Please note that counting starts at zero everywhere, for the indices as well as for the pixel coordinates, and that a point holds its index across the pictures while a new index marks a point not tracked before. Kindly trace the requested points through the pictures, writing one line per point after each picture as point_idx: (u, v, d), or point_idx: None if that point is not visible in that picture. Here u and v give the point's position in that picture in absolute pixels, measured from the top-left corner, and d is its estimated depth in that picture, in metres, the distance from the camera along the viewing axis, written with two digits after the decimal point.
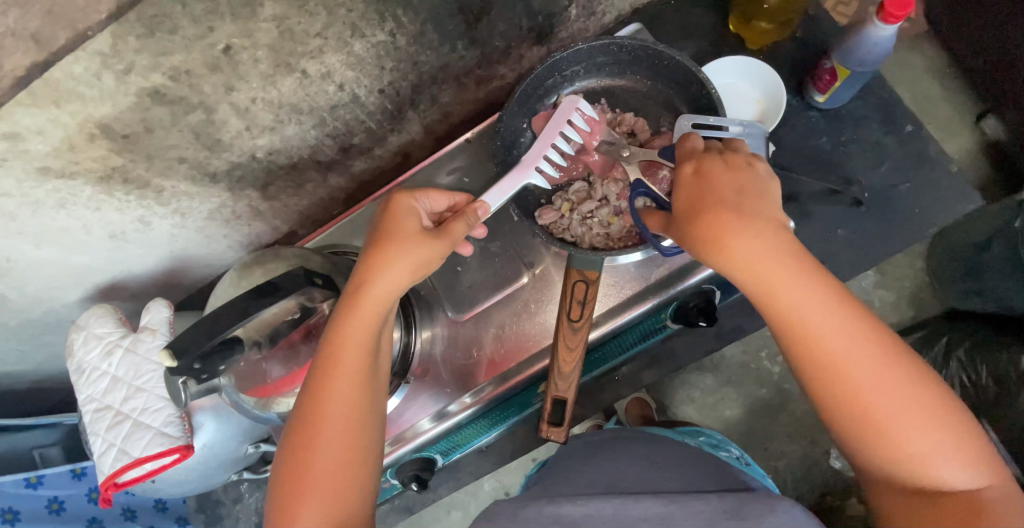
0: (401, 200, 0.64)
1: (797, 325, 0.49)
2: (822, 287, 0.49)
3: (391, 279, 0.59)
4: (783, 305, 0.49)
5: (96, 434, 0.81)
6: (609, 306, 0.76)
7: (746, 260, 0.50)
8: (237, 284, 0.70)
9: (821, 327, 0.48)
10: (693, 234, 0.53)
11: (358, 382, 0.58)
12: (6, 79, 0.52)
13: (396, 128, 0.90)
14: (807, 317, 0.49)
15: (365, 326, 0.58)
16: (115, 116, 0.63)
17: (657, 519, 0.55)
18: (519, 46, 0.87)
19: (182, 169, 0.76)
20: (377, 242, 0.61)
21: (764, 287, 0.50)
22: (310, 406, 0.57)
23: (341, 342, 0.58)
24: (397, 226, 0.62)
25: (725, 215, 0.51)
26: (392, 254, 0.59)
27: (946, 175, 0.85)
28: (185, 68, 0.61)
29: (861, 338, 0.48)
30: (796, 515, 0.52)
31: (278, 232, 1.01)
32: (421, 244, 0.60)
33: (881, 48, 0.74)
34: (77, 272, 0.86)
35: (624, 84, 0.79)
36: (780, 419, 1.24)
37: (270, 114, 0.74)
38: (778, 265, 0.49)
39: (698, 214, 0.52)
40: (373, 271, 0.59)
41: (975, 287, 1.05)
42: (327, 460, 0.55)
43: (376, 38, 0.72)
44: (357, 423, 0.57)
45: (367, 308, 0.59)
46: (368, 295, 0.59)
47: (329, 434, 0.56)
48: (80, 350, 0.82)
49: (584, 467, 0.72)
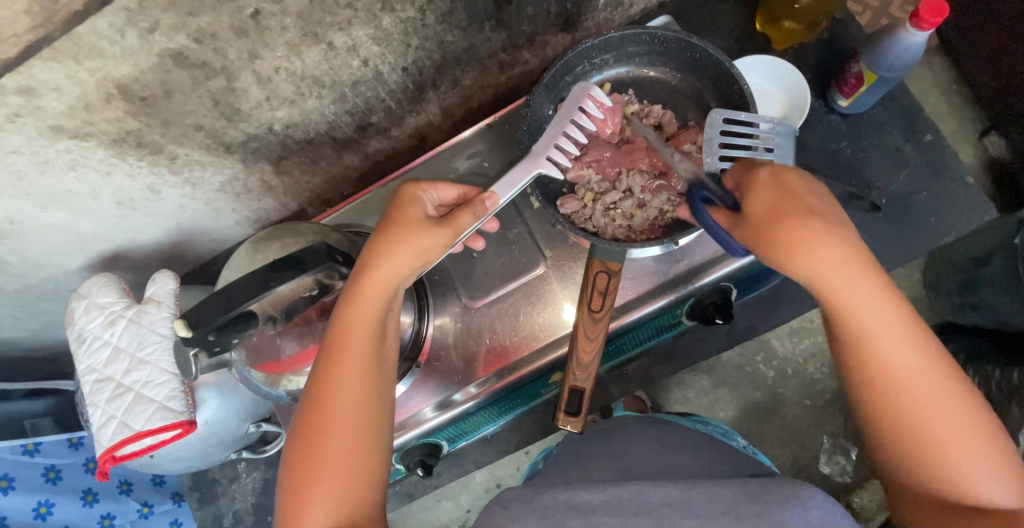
0: (409, 191, 0.63)
1: (866, 336, 0.50)
2: (895, 303, 0.50)
3: (395, 265, 0.58)
4: (858, 316, 0.50)
5: (96, 405, 0.78)
6: (626, 299, 0.75)
7: (823, 269, 0.50)
8: (252, 258, 0.68)
9: (888, 342, 0.49)
10: (763, 241, 0.53)
11: (367, 365, 0.57)
12: (59, 13, 0.51)
13: (415, 109, 0.88)
14: (877, 325, 0.49)
15: (373, 311, 0.58)
16: (135, 76, 0.61)
17: (677, 504, 0.55)
18: (545, 32, 0.86)
19: (198, 137, 0.74)
20: (380, 230, 0.61)
21: (843, 297, 0.50)
22: (318, 389, 0.56)
23: (349, 325, 0.57)
24: (402, 216, 0.61)
25: (809, 222, 0.51)
26: (396, 240, 0.59)
27: (963, 186, 0.86)
28: (211, 30, 0.60)
29: (925, 358, 0.49)
30: (821, 503, 0.54)
31: (286, 210, 0.99)
32: (426, 230, 0.59)
33: (911, 55, 0.74)
34: (81, 239, 0.83)
35: (653, 75, 0.79)
36: (774, 422, 1.25)
37: (291, 86, 0.72)
38: (857, 275, 0.50)
39: (777, 219, 0.52)
40: (376, 258, 0.59)
41: (971, 301, 1.06)
42: (338, 445, 0.54)
43: (405, 14, 0.70)
44: (369, 408, 0.56)
45: (373, 293, 0.58)
46: (372, 280, 0.58)
47: (341, 418, 0.55)
48: (81, 318, 0.80)
49: (597, 456, 0.72)
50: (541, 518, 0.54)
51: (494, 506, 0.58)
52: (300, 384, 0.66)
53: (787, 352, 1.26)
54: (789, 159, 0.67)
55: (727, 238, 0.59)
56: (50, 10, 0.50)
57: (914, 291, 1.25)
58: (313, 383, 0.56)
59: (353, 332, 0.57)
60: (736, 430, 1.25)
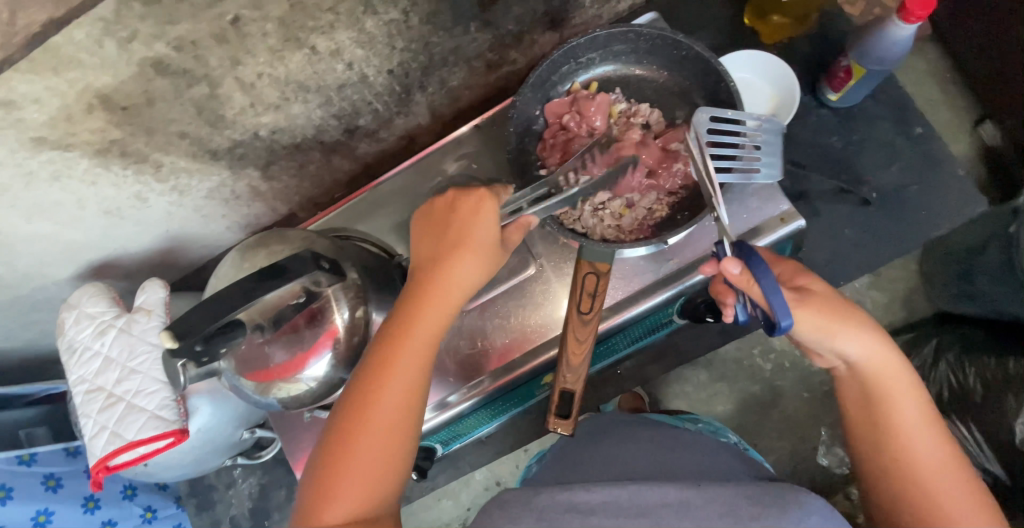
0: (484, 190, 0.62)
1: (894, 417, 0.58)
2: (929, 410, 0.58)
3: (466, 277, 0.61)
4: (893, 405, 0.58)
5: (88, 416, 0.78)
6: (616, 300, 0.75)
7: (869, 357, 0.58)
8: (239, 265, 0.67)
9: (914, 431, 0.57)
10: (827, 314, 0.58)
11: (419, 373, 0.58)
12: (17, 36, 0.48)
13: (403, 111, 0.88)
14: (908, 418, 0.57)
15: (438, 322, 0.60)
16: (116, 86, 0.60)
17: (674, 506, 0.55)
18: (532, 31, 0.85)
19: (183, 144, 0.73)
20: (450, 234, 0.62)
21: (885, 387, 0.58)
22: (365, 386, 0.56)
23: (411, 329, 0.58)
24: (473, 221, 0.61)
25: (862, 327, 0.59)
26: (471, 245, 0.61)
27: (955, 178, 0.85)
28: (190, 38, 0.59)
29: (948, 458, 0.56)
30: (821, 506, 0.53)
31: (277, 214, 0.99)
32: (495, 249, 0.62)
33: (900, 48, 0.73)
34: (70, 248, 0.83)
35: (640, 73, 0.78)
36: (772, 415, 1.25)
37: (275, 91, 0.72)
38: (895, 377, 0.58)
39: (846, 308, 0.59)
40: (451, 266, 0.61)
41: (966, 291, 1.06)
42: (374, 446, 0.54)
43: (388, 16, 0.69)
44: (413, 410, 0.57)
45: (442, 302, 0.60)
46: (443, 289, 0.60)
47: (383, 419, 0.55)
48: (71, 329, 0.80)
49: (593, 455, 0.73)
50: (539, 518, 0.55)
51: (492, 506, 0.58)
52: (291, 391, 0.67)
53: (783, 346, 1.26)
54: (776, 156, 0.69)
55: (785, 301, 0.53)
56: (6, 32, 0.48)
57: (911, 281, 1.25)
58: (359, 377, 0.57)
59: (413, 338, 0.58)
60: (734, 424, 1.25)
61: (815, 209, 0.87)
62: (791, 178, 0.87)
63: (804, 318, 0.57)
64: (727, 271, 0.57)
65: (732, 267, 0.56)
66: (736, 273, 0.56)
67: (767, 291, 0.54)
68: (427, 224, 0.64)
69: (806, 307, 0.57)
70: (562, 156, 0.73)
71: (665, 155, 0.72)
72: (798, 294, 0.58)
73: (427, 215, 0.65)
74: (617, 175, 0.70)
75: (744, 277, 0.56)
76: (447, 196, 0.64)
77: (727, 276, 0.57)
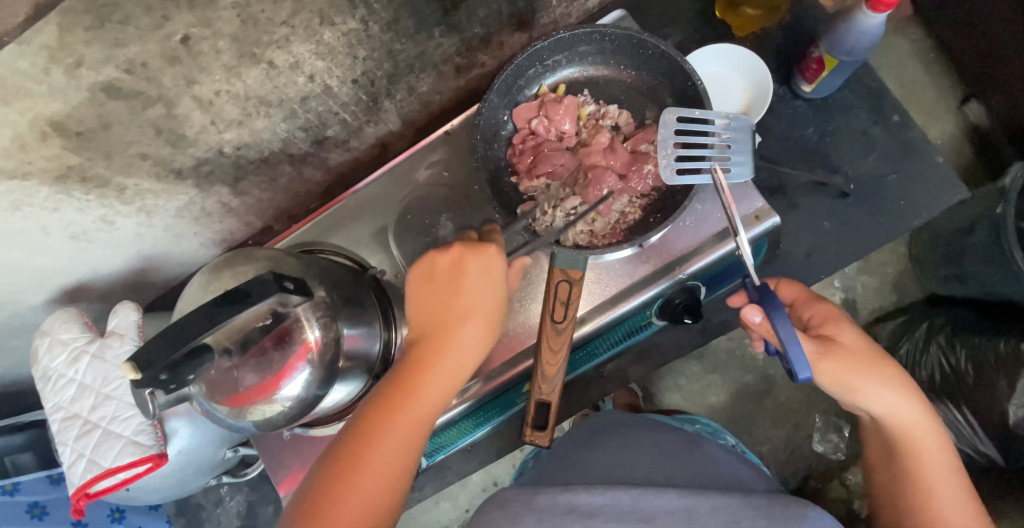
0: (493, 249, 0.63)
1: (922, 470, 0.60)
2: (954, 462, 0.61)
3: (473, 344, 0.63)
4: (921, 457, 0.61)
5: (65, 444, 0.78)
6: (590, 306, 0.73)
7: (891, 412, 0.62)
8: (205, 288, 0.66)
9: (941, 483, 0.60)
10: (849, 368, 0.61)
11: (416, 437, 0.59)
12: None
13: (372, 119, 0.86)
14: (930, 459, 0.61)
15: (444, 387, 0.62)
16: (68, 112, 0.59)
17: (679, 512, 0.56)
18: (500, 32, 0.84)
19: (146, 166, 0.72)
20: (460, 295, 0.63)
21: (912, 439, 0.62)
22: (361, 443, 0.57)
23: (417, 393, 0.60)
24: (483, 285, 0.63)
25: (891, 374, 0.62)
26: (479, 305, 0.64)
27: (934, 165, 0.85)
28: (140, 60, 0.58)
29: (973, 511, 0.59)
30: (824, 520, 0.56)
31: (251, 228, 0.97)
32: (501, 313, 0.65)
33: (869, 38, 0.72)
34: (41, 274, 0.82)
35: (608, 73, 0.76)
36: (765, 405, 1.25)
37: (236, 107, 0.70)
38: (919, 421, 0.62)
39: (873, 362, 0.62)
40: (461, 332, 0.63)
41: (955, 274, 1.05)
42: (359, 506, 0.55)
43: (347, 26, 0.68)
44: (404, 462, 0.58)
45: (449, 368, 0.62)
46: (450, 355, 0.62)
47: (373, 478, 0.56)
48: (45, 357, 0.79)
49: (593, 457, 0.72)
50: (538, 519, 0.54)
51: (491, 505, 0.58)
52: (265, 412, 0.65)
53: None
54: (746, 154, 0.67)
55: (801, 352, 0.57)
56: None
57: (901, 265, 1.24)
58: (355, 433, 0.58)
59: (418, 402, 0.60)
60: (727, 415, 1.25)
61: (794, 202, 0.87)
62: (767, 173, 0.87)
63: (829, 370, 0.61)
64: (747, 318, 0.61)
65: (752, 315, 0.61)
66: (756, 321, 0.61)
67: (784, 341, 0.57)
68: (428, 277, 0.65)
69: (829, 359, 0.61)
70: (531, 162, 0.73)
71: (635, 157, 0.71)
72: (823, 347, 0.62)
73: (429, 267, 0.65)
74: (584, 181, 0.70)
75: (764, 324, 0.61)
76: (451, 251, 0.64)
77: (748, 322, 0.62)
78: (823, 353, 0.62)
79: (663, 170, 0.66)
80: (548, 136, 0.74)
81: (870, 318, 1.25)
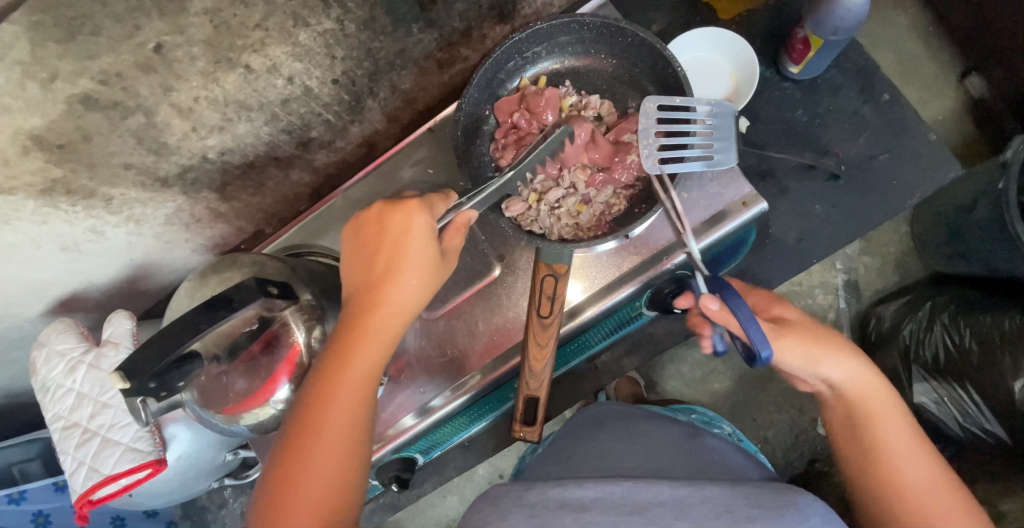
0: (410, 205, 0.58)
1: (877, 433, 0.61)
2: (907, 421, 0.62)
3: (407, 297, 0.59)
4: (875, 421, 0.61)
5: (67, 452, 0.80)
6: (585, 296, 0.73)
7: (845, 379, 0.63)
8: (192, 296, 0.67)
9: (897, 444, 0.60)
10: (806, 342, 0.62)
11: (359, 403, 0.56)
12: None
13: (356, 119, 0.85)
14: (883, 421, 0.61)
15: (381, 344, 0.58)
16: (47, 126, 0.60)
17: (671, 503, 0.56)
18: (480, 25, 0.82)
19: (130, 175, 0.72)
20: (383, 254, 0.59)
21: (865, 405, 0.62)
22: (307, 416, 0.54)
23: (349, 356, 0.57)
24: (405, 240, 0.58)
25: (838, 343, 0.64)
26: (402, 256, 0.58)
27: (925, 143, 0.85)
28: (115, 71, 0.58)
29: (927, 465, 0.59)
30: (816, 507, 0.55)
31: (243, 232, 0.97)
32: (437, 266, 0.60)
33: (855, 16, 0.71)
34: (35, 286, 0.83)
35: (589, 63, 0.76)
36: (769, 390, 1.24)
37: (216, 113, 0.70)
38: (870, 388, 0.62)
39: (820, 331, 0.64)
40: (390, 288, 0.58)
41: (959, 250, 1.04)
42: (319, 483, 0.53)
43: (322, 27, 0.67)
44: (357, 428, 0.56)
45: (383, 324, 0.58)
46: (378, 312, 0.58)
47: (324, 455, 0.53)
48: (43, 367, 0.80)
49: (586, 449, 0.72)
50: (530, 515, 0.54)
51: (483, 503, 0.57)
52: (259, 416, 0.66)
53: None
54: (731, 139, 0.67)
55: (761, 332, 0.57)
56: None
57: (903, 244, 1.23)
58: (300, 410, 0.55)
59: (351, 365, 0.56)
60: (730, 401, 1.24)
61: (785, 186, 0.87)
62: (755, 158, 0.87)
63: (789, 347, 0.62)
64: (704, 306, 0.60)
65: (709, 303, 0.60)
66: (714, 308, 0.60)
67: (743, 324, 0.57)
68: (355, 241, 0.61)
69: (787, 338, 0.62)
70: (513, 156, 0.72)
71: (617, 148, 0.70)
72: (780, 326, 0.63)
73: (355, 232, 0.62)
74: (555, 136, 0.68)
75: (722, 311, 0.60)
76: (371, 212, 0.61)
77: (707, 311, 0.61)
78: (781, 331, 0.63)
79: (645, 160, 0.66)
80: (530, 128, 0.73)
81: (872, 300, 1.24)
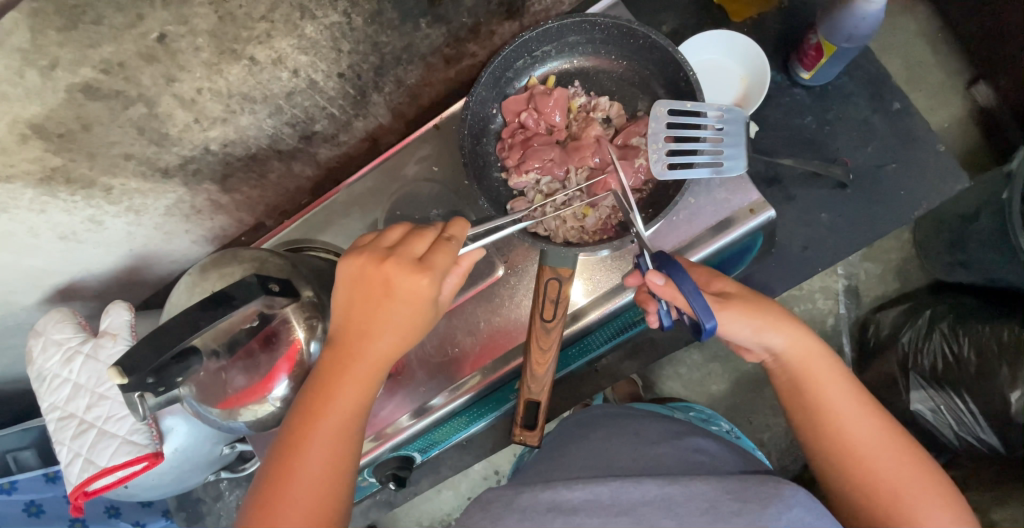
0: (423, 274, 0.54)
1: (818, 390, 0.62)
2: (838, 369, 0.63)
3: (393, 353, 0.57)
4: (816, 380, 0.63)
5: (62, 443, 0.80)
6: (589, 299, 0.72)
7: (791, 346, 0.63)
8: (191, 291, 0.66)
9: (836, 396, 0.62)
10: (751, 311, 0.62)
11: (337, 460, 0.55)
12: None
13: (361, 113, 0.84)
14: (822, 377, 0.63)
15: (361, 391, 0.57)
16: (46, 114, 0.59)
17: (658, 502, 0.55)
18: (488, 22, 0.81)
19: (130, 165, 0.71)
20: (381, 314, 0.56)
21: (803, 365, 0.63)
22: (285, 459, 0.54)
23: (324, 409, 0.55)
24: (408, 307, 0.55)
25: (778, 312, 0.64)
26: (399, 318, 0.56)
27: (934, 153, 0.84)
28: (117, 60, 0.57)
29: (861, 405, 0.61)
30: (801, 499, 0.54)
31: (243, 225, 0.96)
32: (427, 325, 0.58)
33: (869, 24, 0.70)
34: (32, 274, 0.82)
35: (598, 64, 0.75)
36: (766, 393, 1.24)
37: (219, 105, 0.69)
38: (809, 350, 0.63)
39: (760, 299, 0.64)
40: (379, 346, 0.56)
41: (962, 260, 1.03)
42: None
43: (329, 20, 0.66)
44: (335, 479, 0.55)
45: (366, 375, 0.57)
46: (361, 366, 0.56)
47: (299, 510, 0.52)
48: (40, 358, 0.80)
49: (577, 449, 0.72)
50: (520, 519, 0.54)
51: (475, 507, 0.57)
52: (257, 412, 0.65)
53: None
54: (741, 144, 0.66)
55: (705, 304, 0.56)
56: None
57: (905, 251, 1.22)
58: (278, 454, 0.55)
59: (330, 414, 0.55)
60: (726, 403, 1.24)
61: (790, 193, 0.86)
62: (763, 164, 0.86)
63: (735, 321, 0.62)
64: (651, 281, 0.58)
65: (656, 279, 0.58)
66: (660, 284, 0.58)
67: (689, 297, 0.56)
68: (350, 291, 0.57)
69: (729, 309, 0.61)
70: (520, 156, 0.71)
71: (626, 151, 0.70)
72: (721, 297, 0.62)
73: (349, 281, 0.57)
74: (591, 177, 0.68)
75: (669, 287, 0.58)
76: (373, 269, 0.55)
77: (653, 286, 0.59)
78: (724, 301, 0.61)
79: (654, 165, 0.65)
80: (538, 129, 0.73)
81: (871, 306, 1.23)
